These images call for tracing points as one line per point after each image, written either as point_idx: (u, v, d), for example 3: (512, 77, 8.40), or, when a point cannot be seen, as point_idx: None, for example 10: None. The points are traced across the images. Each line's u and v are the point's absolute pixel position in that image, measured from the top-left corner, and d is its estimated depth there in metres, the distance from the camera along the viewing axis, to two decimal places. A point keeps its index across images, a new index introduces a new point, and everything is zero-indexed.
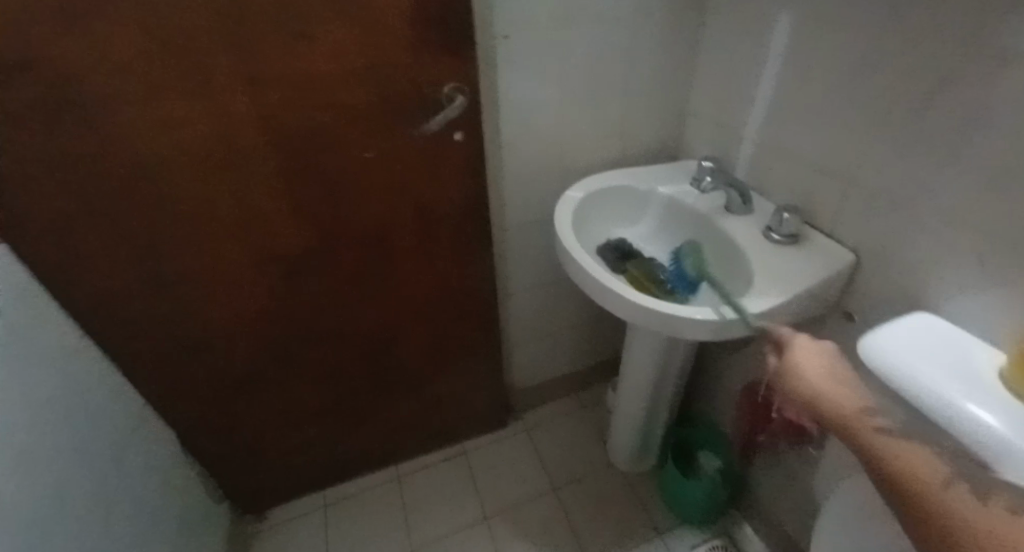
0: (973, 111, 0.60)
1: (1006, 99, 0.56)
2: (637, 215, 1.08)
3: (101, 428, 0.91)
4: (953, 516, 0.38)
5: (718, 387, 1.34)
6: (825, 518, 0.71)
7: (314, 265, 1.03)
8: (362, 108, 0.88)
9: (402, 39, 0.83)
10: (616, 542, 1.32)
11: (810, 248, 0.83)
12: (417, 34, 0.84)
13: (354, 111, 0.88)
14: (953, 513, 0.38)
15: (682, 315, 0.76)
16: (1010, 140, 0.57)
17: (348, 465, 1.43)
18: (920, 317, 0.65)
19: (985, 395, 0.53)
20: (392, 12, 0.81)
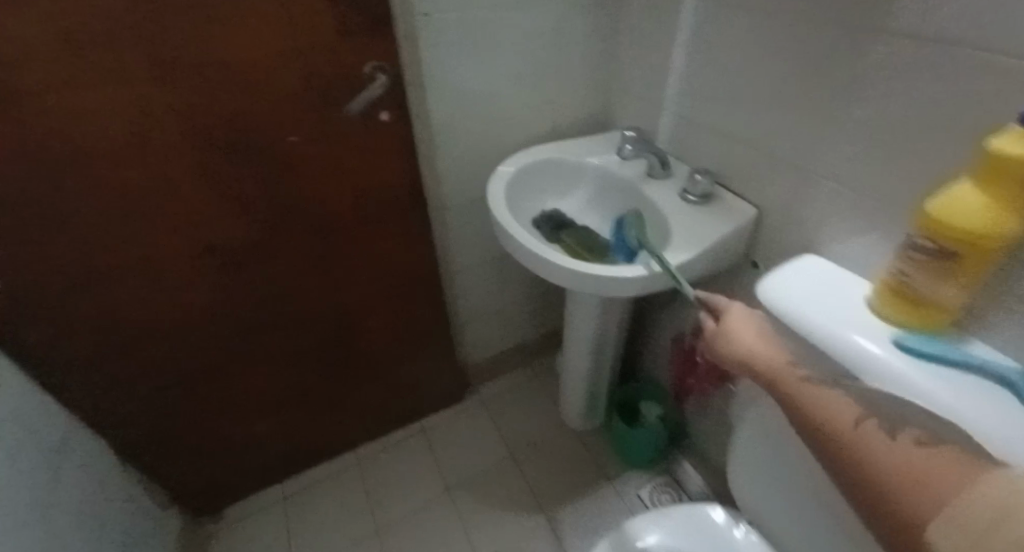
0: (845, 76, 0.68)
1: (870, 65, 0.65)
2: (568, 186, 1.13)
3: (30, 443, 0.87)
4: (869, 448, 0.41)
5: (653, 342, 1.44)
6: (738, 450, 0.82)
7: (249, 258, 1.01)
8: (283, 93, 0.86)
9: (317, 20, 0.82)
10: (571, 494, 1.41)
11: (719, 206, 0.91)
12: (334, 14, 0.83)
13: (274, 94, 0.85)
14: (867, 446, 0.41)
15: (613, 275, 0.83)
16: (873, 102, 0.66)
17: (306, 456, 1.44)
18: (807, 262, 0.73)
19: (860, 325, 0.61)
20: None
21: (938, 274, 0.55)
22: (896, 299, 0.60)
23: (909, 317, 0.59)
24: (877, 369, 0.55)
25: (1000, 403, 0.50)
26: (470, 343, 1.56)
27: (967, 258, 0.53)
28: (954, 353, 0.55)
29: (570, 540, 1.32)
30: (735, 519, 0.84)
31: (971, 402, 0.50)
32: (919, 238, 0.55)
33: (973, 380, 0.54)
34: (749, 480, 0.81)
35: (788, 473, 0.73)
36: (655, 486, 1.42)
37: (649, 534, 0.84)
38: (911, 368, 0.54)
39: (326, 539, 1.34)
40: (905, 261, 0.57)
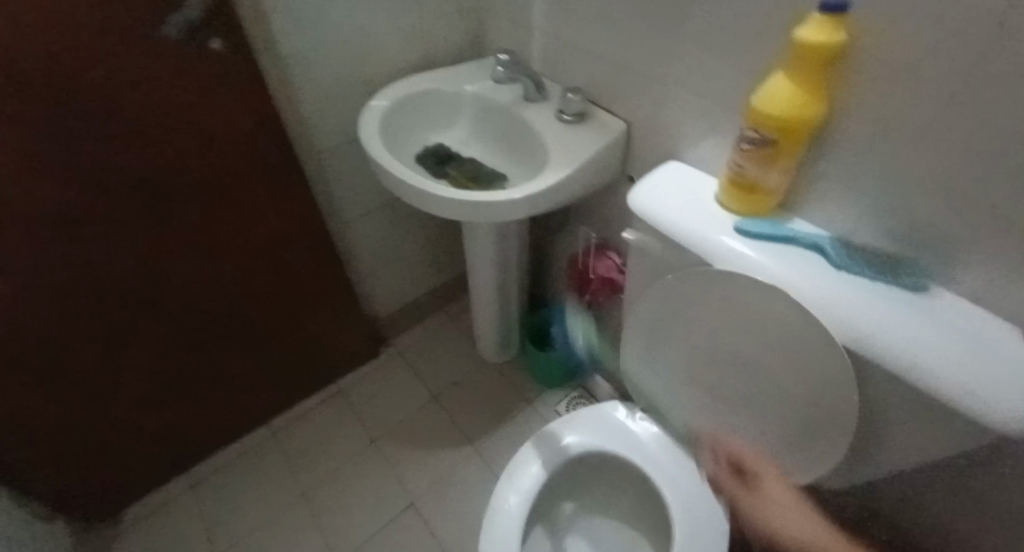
0: None
1: None
2: (449, 118, 1.10)
3: None
4: None
5: (553, 267, 1.49)
6: (629, 365, 0.87)
7: (89, 228, 0.90)
8: (79, 23, 0.74)
9: None
10: (495, 421, 1.48)
11: (593, 124, 0.94)
12: None
13: (63, 25, 0.73)
14: None
15: (494, 198, 0.84)
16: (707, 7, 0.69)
17: (217, 436, 1.38)
18: (672, 166, 0.79)
19: (714, 220, 0.68)
20: None
21: (763, 160, 0.62)
22: (739, 192, 0.67)
23: (744, 206, 0.67)
24: (740, 260, 0.62)
25: (815, 266, 0.61)
26: (377, 297, 1.55)
27: (784, 142, 0.60)
28: (786, 231, 0.64)
29: (497, 462, 1.40)
30: (633, 410, 0.93)
31: (793, 267, 0.60)
32: (747, 130, 0.62)
33: (793, 249, 0.63)
34: (643, 383, 0.88)
35: (670, 368, 0.81)
36: (571, 400, 1.52)
37: (561, 439, 0.92)
38: (749, 248, 0.63)
39: (253, 511, 1.31)
40: (738, 154, 0.64)
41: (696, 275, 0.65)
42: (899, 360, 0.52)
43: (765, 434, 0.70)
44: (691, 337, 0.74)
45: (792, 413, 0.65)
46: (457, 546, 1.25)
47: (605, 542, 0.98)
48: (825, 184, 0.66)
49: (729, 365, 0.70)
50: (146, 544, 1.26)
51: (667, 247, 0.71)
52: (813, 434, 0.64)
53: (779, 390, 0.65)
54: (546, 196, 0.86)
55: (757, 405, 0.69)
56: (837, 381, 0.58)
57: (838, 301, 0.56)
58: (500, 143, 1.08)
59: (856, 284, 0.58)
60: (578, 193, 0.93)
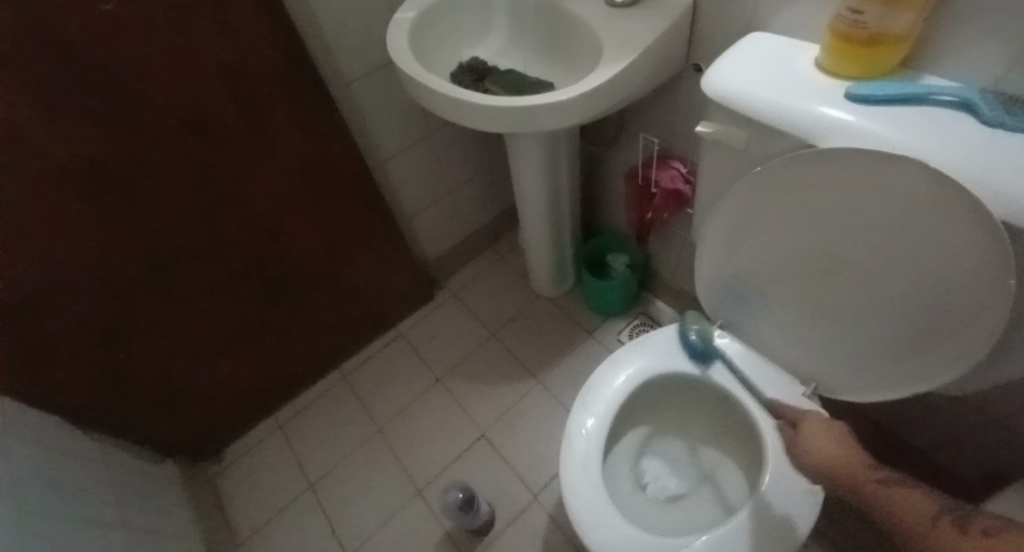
0: None
1: None
2: (484, 26, 1.00)
3: None
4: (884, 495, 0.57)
5: (606, 187, 1.39)
6: (705, 278, 0.79)
7: (124, 177, 0.89)
8: None
9: None
10: (559, 353, 1.44)
11: (650, 6, 0.81)
12: None
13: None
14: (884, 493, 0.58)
15: (543, 102, 0.75)
16: None
17: (289, 383, 1.41)
18: (753, 37, 0.66)
19: (818, 91, 0.56)
20: None
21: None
22: (849, 53, 0.55)
23: (858, 67, 0.55)
24: (861, 134, 0.52)
25: (954, 128, 0.50)
26: (425, 238, 1.50)
27: None
28: (915, 89, 0.53)
29: (563, 392, 1.37)
30: (709, 328, 0.85)
31: (924, 133, 0.50)
32: None
33: (922, 111, 0.52)
34: (724, 298, 0.79)
35: (758, 275, 0.72)
36: (633, 327, 1.46)
37: (633, 362, 0.86)
38: (865, 116, 0.52)
39: (332, 449, 1.35)
40: None
41: (804, 159, 0.55)
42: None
43: (879, 330, 0.63)
44: (786, 236, 0.65)
45: (918, 306, 0.57)
46: (531, 474, 1.25)
47: (683, 464, 0.94)
48: (962, 26, 0.53)
49: (835, 262, 0.62)
50: (237, 485, 1.32)
51: (758, 133, 0.61)
52: (943, 322, 0.56)
53: (899, 283, 0.57)
54: (602, 95, 0.76)
55: (878, 303, 0.61)
56: (978, 259, 0.49)
57: (987, 166, 0.46)
58: (542, 46, 0.97)
59: (1009, 143, 0.47)
60: (637, 89, 0.82)
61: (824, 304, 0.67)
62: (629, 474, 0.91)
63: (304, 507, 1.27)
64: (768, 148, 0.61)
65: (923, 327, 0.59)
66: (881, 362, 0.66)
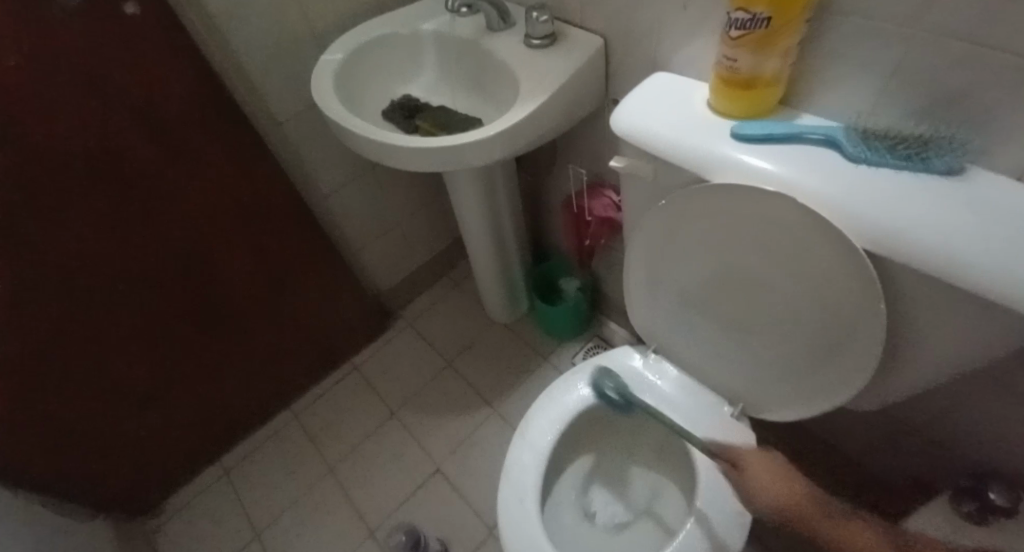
0: None
1: None
2: (412, 65, 1.01)
3: None
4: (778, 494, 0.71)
5: (548, 214, 1.41)
6: (636, 304, 0.81)
7: (37, 229, 0.85)
8: None
9: None
10: (512, 380, 1.44)
11: (565, 45, 0.84)
12: None
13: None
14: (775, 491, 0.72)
15: (465, 142, 0.77)
16: None
17: (234, 426, 1.36)
18: (658, 77, 0.70)
19: (713, 130, 0.60)
20: None
21: (757, 48, 0.54)
22: (735, 95, 0.59)
23: (738, 107, 0.59)
24: (752, 170, 0.55)
25: (827, 164, 0.53)
26: (374, 270, 1.48)
27: (780, 19, 0.51)
28: (796, 126, 0.57)
29: (517, 420, 1.36)
30: (645, 352, 0.87)
31: (804, 169, 0.53)
32: (734, 12, 0.53)
33: (799, 149, 0.56)
34: (654, 324, 0.81)
35: (679, 301, 0.75)
36: (586, 349, 1.47)
37: (572, 391, 0.86)
38: (751, 154, 0.56)
39: (280, 494, 1.30)
40: (728, 44, 0.56)
41: (705, 193, 0.58)
42: (928, 252, 0.46)
43: (786, 351, 0.66)
44: (699, 265, 0.68)
45: (817, 329, 0.60)
46: (487, 508, 1.23)
47: (632, 489, 0.95)
48: (833, 67, 0.57)
49: (744, 288, 0.64)
50: (180, 539, 1.25)
51: (663, 168, 0.64)
52: (840, 344, 0.59)
53: (801, 308, 0.60)
54: (524, 131, 0.78)
55: (786, 328, 0.64)
56: (857, 285, 0.52)
57: (854, 198, 0.50)
58: (469, 82, 0.99)
59: (876, 177, 0.51)
60: (560, 122, 0.84)
61: (737, 328, 0.70)
62: (576, 504, 0.92)
63: None
64: (676, 180, 0.63)
65: (824, 349, 0.61)
66: (791, 381, 0.69)
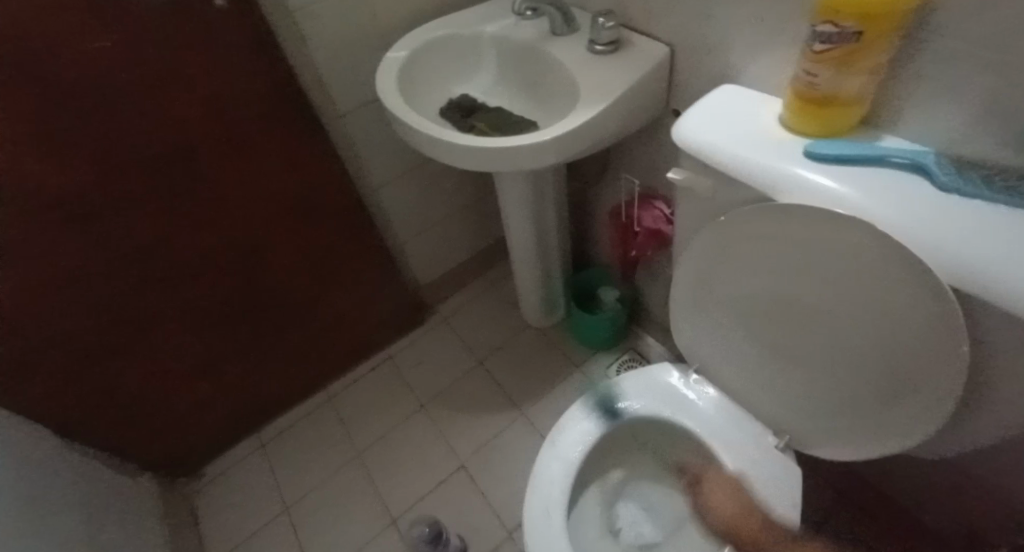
0: None
1: None
2: (472, 66, 1.02)
3: None
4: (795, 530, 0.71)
5: (594, 222, 1.39)
6: (682, 322, 0.79)
7: (111, 201, 0.89)
8: None
9: None
10: (544, 386, 1.42)
11: (629, 53, 0.83)
12: None
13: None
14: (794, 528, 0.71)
15: (520, 144, 0.76)
16: None
17: (270, 404, 1.39)
18: (726, 90, 0.68)
19: (783, 148, 0.57)
20: None
21: (841, 65, 0.51)
22: (810, 113, 0.56)
23: (813, 124, 0.57)
24: (824, 193, 0.52)
25: (909, 192, 0.50)
26: (416, 264, 1.50)
27: (870, 34, 0.49)
28: (875, 150, 0.54)
29: (546, 427, 1.34)
30: (686, 372, 0.84)
31: (884, 195, 0.50)
32: (820, 25, 0.51)
33: (880, 173, 0.53)
34: (700, 344, 0.79)
35: (729, 323, 0.72)
36: (621, 362, 1.44)
37: (607, 404, 0.84)
38: (826, 175, 0.53)
39: (307, 475, 1.32)
40: (809, 59, 0.53)
41: (769, 212, 0.56)
42: (1021, 294, 0.43)
43: (844, 385, 0.63)
44: (753, 286, 0.65)
45: (880, 364, 0.56)
46: (508, 511, 1.22)
47: (659, 510, 0.91)
48: (922, 89, 0.54)
49: (802, 315, 0.61)
50: (211, 507, 1.29)
51: (725, 184, 0.61)
52: (908, 383, 0.55)
53: (864, 341, 0.56)
54: (580, 136, 0.77)
55: (845, 361, 0.60)
56: (933, 322, 0.49)
57: (939, 230, 0.47)
58: (526, 86, 0.98)
59: (964, 209, 0.48)
60: (616, 130, 0.83)
61: (792, 356, 0.67)
62: (600, 519, 0.89)
63: (275, 534, 1.23)
64: (737, 197, 0.61)
65: (887, 387, 0.58)
66: (847, 418, 0.65)
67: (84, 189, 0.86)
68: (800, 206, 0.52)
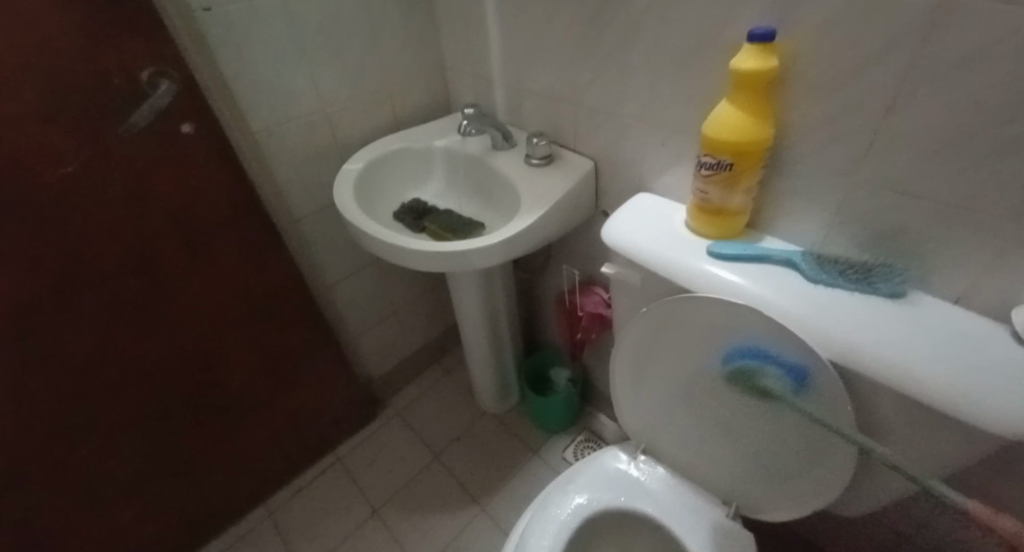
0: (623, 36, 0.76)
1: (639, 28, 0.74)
2: (424, 174, 1.12)
3: None
4: None
5: (542, 308, 1.48)
6: (625, 401, 0.86)
7: (64, 315, 0.89)
8: (46, 118, 0.76)
9: (64, 31, 0.74)
10: (504, 475, 1.43)
11: (561, 165, 0.96)
12: (87, 27, 0.75)
13: (13, 120, 0.74)
14: None
15: (471, 247, 0.85)
16: (651, 57, 0.75)
17: (213, 518, 1.31)
18: (643, 198, 0.81)
19: (691, 248, 0.68)
20: (42, 8, 0.71)
21: (725, 184, 0.64)
22: (708, 220, 0.68)
23: (713, 229, 0.68)
24: (729, 286, 0.63)
25: (793, 284, 0.62)
26: (369, 357, 1.52)
27: (741, 165, 0.62)
28: (762, 250, 0.66)
29: (506, 521, 1.33)
30: (634, 454, 0.89)
31: (774, 288, 0.61)
32: (705, 156, 0.64)
33: (767, 268, 0.64)
34: (643, 422, 0.85)
35: (666, 402, 0.79)
36: (577, 443, 1.47)
37: (568, 501, 0.86)
38: (724, 269, 0.64)
39: None
40: (701, 180, 0.66)
41: (686, 303, 0.65)
42: (888, 366, 0.53)
43: (769, 453, 0.70)
44: (680, 368, 0.73)
45: (800, 431, 0.64)
46: None
47: None
48: (791, 201, 0.68)
49: (723, 389, 0.69)
50: None
51: (649, 278, 0.72)
52: (819, 445, 0.64)
53: (780, 411, 0.65)
54: (522, 238, 0.87)
55: (768, 430, 0.68)
56: (824, 390, 0.58)
57: (817, 316, 0.57)
58: (473, 191, 1.10)
59: (833, 297, 0.59)
60: (554, 230, 0.93)
61: (719, 428, 0.75)
62: None
63: None
64: (660, 288, 0.71)
65: (803, 452, 0.66)
66: (779, 482, 0.72)
67: (37, 305, 0.85)
68: (709, 297, 0.63)
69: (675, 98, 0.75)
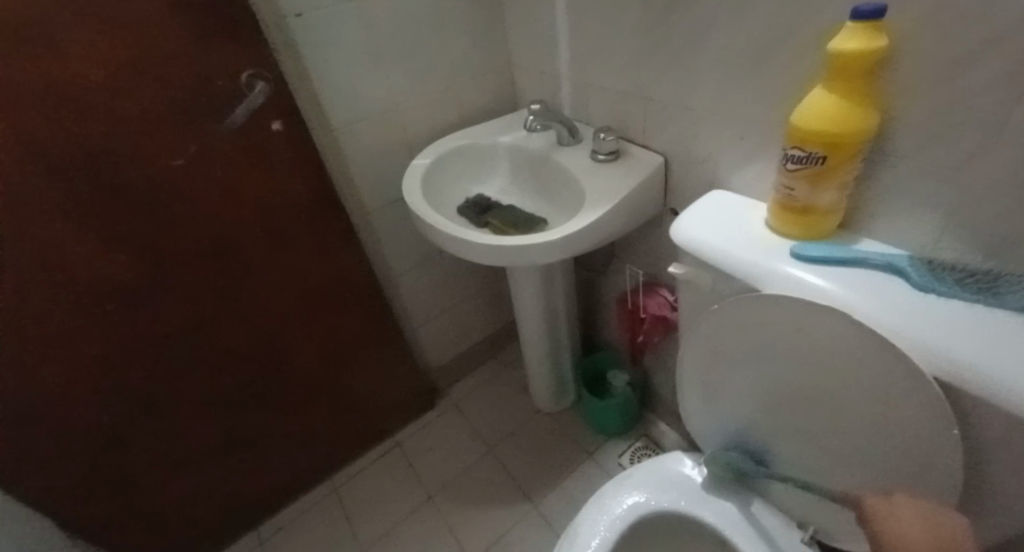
0: (704, 25, 0.72)
1: (720, 16, 0.70)
2: (488, 170, 1.12)
3: None
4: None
5: (603, 308, 1.45)
6: (690, 406, 0.82)
7: (160, 297, 0.96)
8: (152, 114, 0.82)
9: (167, 32, 0.79)
10: (557, 476, 1.41)
11: (628, 161, 0.93)
12: (188, 28, 0.80)
13: (122, 114, 0.80)
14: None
15: (531, 242, 0.83)
16: (731, 47, 0.70)
17: (277, 493, 1.38)
18: (717, 195, 0.76)
19: (770, 249, 0.64)
20: (149, 12, 0.77)
21: (814, 180, 0.59)
22: (792, 219, 0.63)
23: (797, 229, 0.64)
24: (816, 290, 0.58)
25: (891, 291, 0.56)
26: (428, 349, 1.54)
27: (833, 159, 0.57)
28: (856, 252, 0.60)
29: (558, 522, 1.31)
30: (699, 461, 0.85)
31: (870, 294, 0.56)
32: (791, 149, 0.60)
33: (862, 273, 0.59)
34: (710, 430, 0.81)
35: (735, 412, 0.75)
36: (634, 450, 1.43)
37: (624, 497, 0.84)
38: (808, 272, 0.60)
39: None
40: (785, 175, 0.62)
41: (762, 306, 0.61)
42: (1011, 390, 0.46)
43: (851, 477, 0.64)
44: (753, 376, 0.69)
45: (889, 454, 0.58)
46: None
47: None
48: (890, 201, 0.63)
49: (801, 401, 0.64)
50: None
51: (721, 279, 0.67)
52: (908, 473, 0.57)
53: (863, 431, 0.59)
54: (585, 234, 0.85)
55: (848, 450, 0.62)
56: (919, 411, 0.52)
57: (922, 326, 0.52)
58: (536, 188, 1.08)
59: (941, 307, 0.53)
60: (618, 228, 0.90)
61: (792, 445, 0.69)
62: None
63: None
64: (733, 290, 0.67)
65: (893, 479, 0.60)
66: (861, 510, 0.66)
67: (136, 287, 0.92)
68: (792, 299, 0.58)
69: (756, 89, 0.70)
